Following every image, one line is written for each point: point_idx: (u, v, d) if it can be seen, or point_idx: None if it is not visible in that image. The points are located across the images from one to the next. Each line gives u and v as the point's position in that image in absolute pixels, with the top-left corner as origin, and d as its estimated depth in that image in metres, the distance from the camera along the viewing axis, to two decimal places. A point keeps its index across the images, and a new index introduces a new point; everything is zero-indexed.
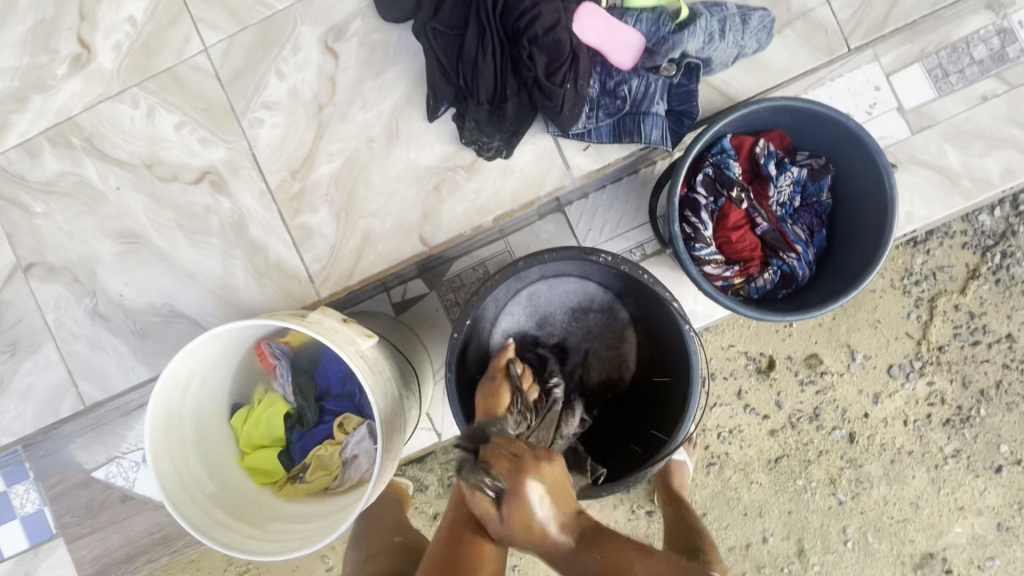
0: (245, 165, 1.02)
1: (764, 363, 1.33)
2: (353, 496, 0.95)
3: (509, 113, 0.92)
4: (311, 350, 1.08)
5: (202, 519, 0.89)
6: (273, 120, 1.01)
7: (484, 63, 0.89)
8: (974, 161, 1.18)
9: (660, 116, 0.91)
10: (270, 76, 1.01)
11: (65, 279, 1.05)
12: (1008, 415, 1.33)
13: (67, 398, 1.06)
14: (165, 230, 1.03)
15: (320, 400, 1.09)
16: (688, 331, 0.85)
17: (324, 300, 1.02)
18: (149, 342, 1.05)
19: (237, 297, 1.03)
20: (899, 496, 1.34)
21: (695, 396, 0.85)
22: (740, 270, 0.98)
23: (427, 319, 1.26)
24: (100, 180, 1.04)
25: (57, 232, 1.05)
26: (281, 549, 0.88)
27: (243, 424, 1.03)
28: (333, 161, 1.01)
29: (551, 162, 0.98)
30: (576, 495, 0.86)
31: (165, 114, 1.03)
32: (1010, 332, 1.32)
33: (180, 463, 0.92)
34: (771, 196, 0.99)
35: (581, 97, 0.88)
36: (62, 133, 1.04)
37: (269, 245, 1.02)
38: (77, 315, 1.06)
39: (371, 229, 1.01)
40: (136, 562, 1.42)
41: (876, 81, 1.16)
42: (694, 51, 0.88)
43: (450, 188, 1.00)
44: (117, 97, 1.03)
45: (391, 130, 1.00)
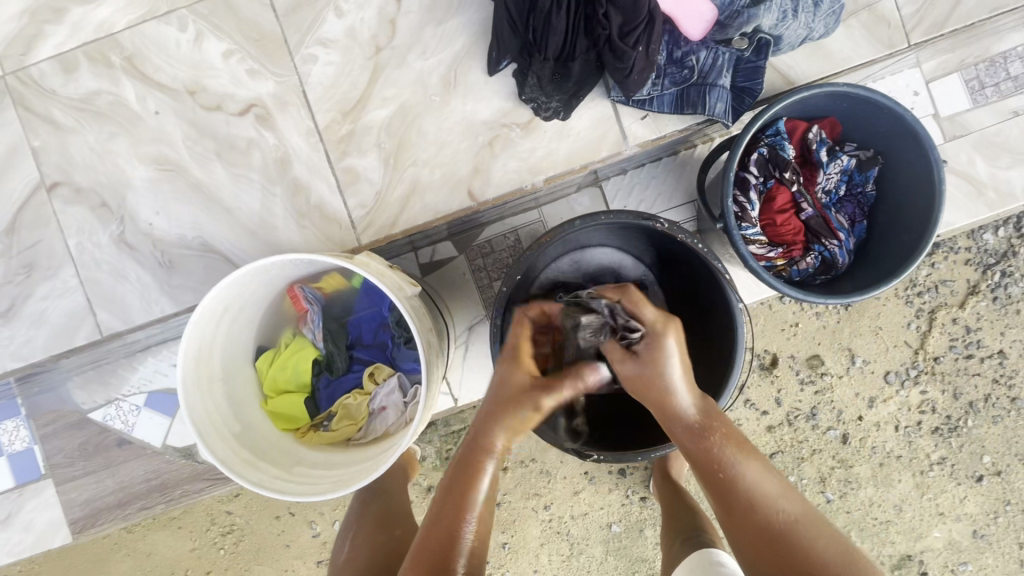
0: (294, 101, 0.99)
1: (768, 360, 1.37)
2: (384, 446, 0.94)
3: (575, 73, 0.91)
4: (343, 299, 1.06)
5: (230, 457, 0.87)
6: (328, 57, 0.99)
7: (557, 17, 0.87)
8: (1000, 173, 1.21)
9: (726, 89, 0.92)
10: (328, 12, 0.98)
11: (91, 202, 1.01)
12: (994, 427, 1.38)
13: (83, 327, 1.02)
14: (203, 161, 1.00)
15: (350, 348, 1.07)
16: (738, 303, 0.86)
17: (365, 247, 1.00)
18: (176, 275, 1.01)
19: (274, 236, 1.00)
20: (884, 498, 1.39)
21: (738, 366, 0.85)
22: (782, 252, 1.00)
23: (455, 282, 1.25)
24: (137, 103, 1.00)
25: (87, 153, 1.00)
26: (311, 491, 0.86)
27: (268, 366, 1.01)
28: (385, 106, 0.99)
29: (608, 127, 0.98)
30: (613, 457, 0.86)
31: (214, 40, 0.99)
32: (1002, 348, 1.36)
33: (208, 397, 0.89)
34: (818, 182, 1.00)
35: (651, 62, 0.88)
36: (101, 50, 0.99)
37: (312, 186, 1.00)
38: (101, 241, 1.01)
39: (418, 179, 0.99)
40: (128, 508, 1.37)
41: (915, 87, 1.19)
42: (767, 27, 0.88)
43: (503, 145, 0.99)
44: (163, 17, 0.99)
45: (449, 81, 0.98)
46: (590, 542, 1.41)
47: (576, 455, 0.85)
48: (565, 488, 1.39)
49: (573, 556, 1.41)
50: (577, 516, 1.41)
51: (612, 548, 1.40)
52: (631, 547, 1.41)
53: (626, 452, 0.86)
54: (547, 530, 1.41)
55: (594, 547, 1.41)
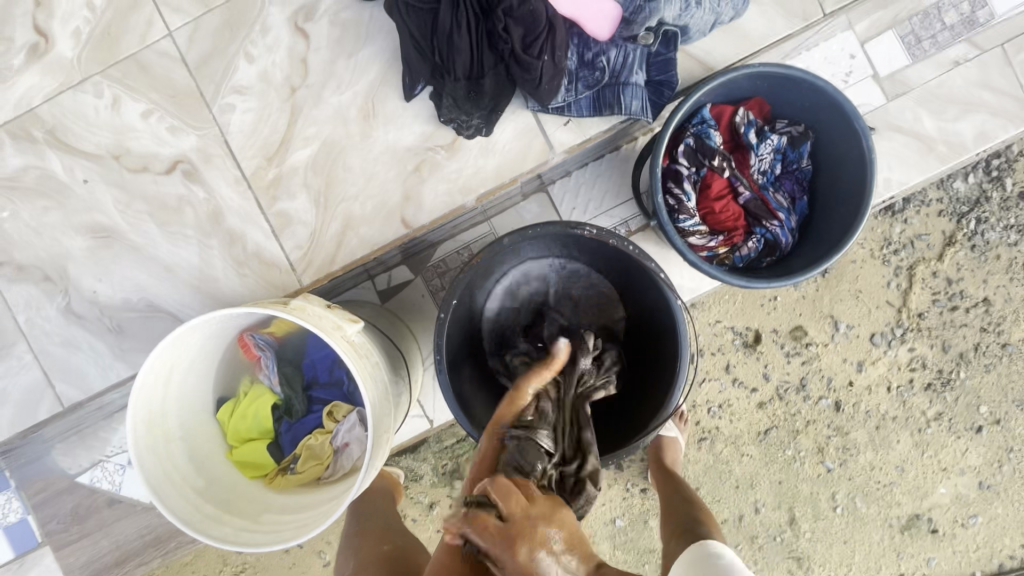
0: (218, 152, 0.99)
1: (751, 338, 1.35)
2: (347, 483, 0.94)
3: (487, 89, 0.91)
4: (296, 340, 1.06)
5: (193, 515, 0.87)
6: (244, 104, 0.98)
7: (459, 37, 0.87)
8: (949, 125, 1.18)
9: (640, 86, 0.91)
10: (239, 59, 0.98)
11: (35, 278, 1.02)
12: (987, 376, 1.36)
13: (44, 401, 1.03)
14: (138, 223, 1.00)
15: (308, 389, 1.09)
16: (676, 302, 0.85)
17: (307, 287, 1.00)
18: (127, 338, 1.02)
19: (217, 290, 1.01)
20: (885, 461, 1.38)
21: (685, 364, 0.85)
22: (724, 239, 0.99)
23: (414, 306, 1.25)
24: (66, 174, 1.00)
25: (24, 230, 1.01)
26: (275, 540, 0.87)
27: (228, 417, 1.01)
28: (309, 145, 0.98)
29: (532, 138, 0.97)
30: None
31: (130, 102, 0.99)
32: (986, 296, 1.34)
33: (166, 459, 0.89)
34: (752, 164, 0.99)
35: (560, 69, 0.87)
36: (22, 126, 1.00)
37: (247, 234, 1.00)
38: (50, 314, 1.02)
39: (351, 213, 0.99)
40: (129, 565, 1.39)
41: (851, 50, 1.16)
42: (671, 18, 0.87)
43: (431, 169, 0.98)
44: (78, 85, 0.99)
45: (368, 111, 0.98)
46: (596, 539, 1.41)
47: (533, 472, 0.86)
48: None
49: None
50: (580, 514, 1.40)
51: (618, 541, 1.40)
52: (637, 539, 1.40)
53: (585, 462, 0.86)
54: None
55: (600, 543, 1.41)
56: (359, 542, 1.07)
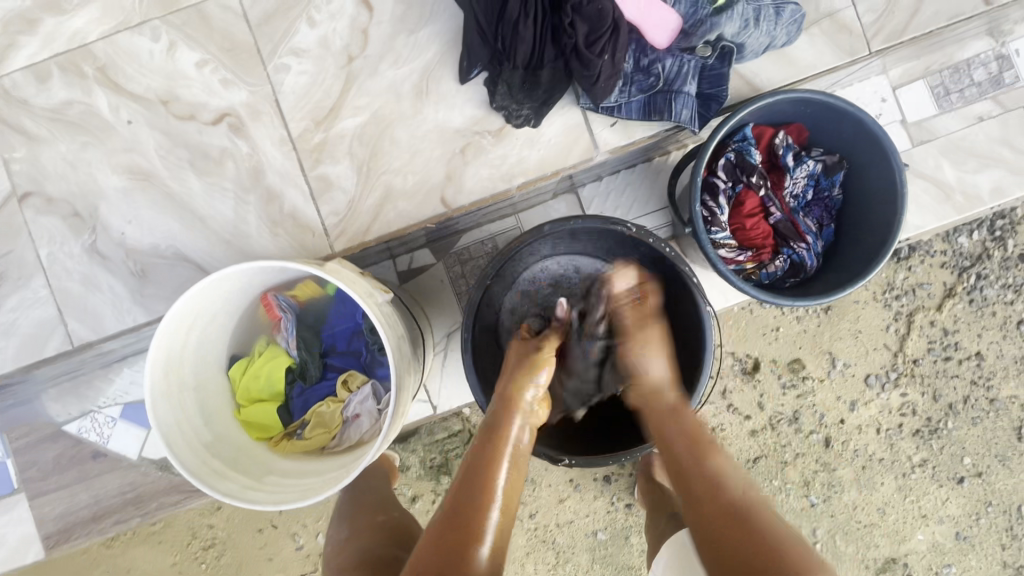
0: (267, 110, 1.00)
1: (750, 365, 1.37)
2: (355, 454, 0.93)
3: (544, 80, 0.93)
4: (318, 307, 1.06)
5: (199, 467, 0.86)
6: (301, 66, 0.99)
7: (524, 27, 0.89)
8: (967, 177, 1.23)
9: (691, 96, 0.93)
10: (301, 22, 0.99)
11: (63, 212, 1.01)
12: (973, 428, 1.39)
13: (54, 337, 1.01)
14: (176, 170, 1.00)
15: (324, 356, 1.08)
16: (707, 309, 0.87)
17: (338, 254, 1.00)
18: (149, 284, 1.01)
19: (248, 247, 1.01)
20: (868, 501, 1.40)
21: (708, 370, 0.87)
22: (752, 255, 1.01)
23: (433, 290, 1.26)
24: (111, 113, 1.00)
25: (59, 163, 1.00)
26: (281, 500, 0.85)
27: (240, 375, 1.00)
28: (358, 115, 0.99)
29: (578, 135, 0.99)
30: (584, 462, 0.87)
31: (186, 50, 1.00)
32: (979, 349, 1.38)
33: (178, 406, 0.88)
34: (786, 186, 1.02)
35: (617, 70, 0.90)
36: (74, 61, 1.00)
37: (285, 194, 1.00)
38: (73, 251, 1.01)
39: (392, 186, 1.00)
40: (104, 522, 1.35)
41: (882, 93, 1.21)
42: (730, 34, 0.90)
43: (476, 153, 1.00)
44: (136, 28, 1.00)
45: (421, 89, 0.99)
46: (575, 551, 1.39)
47: (547, 460, 0.86)
48: (548, 495, 1.38)
49: (560, 564, 1.39)
50: (561, 524, 1.39)
51: (597, 555, 1.39)
52: (616, 554, 1.39)
53: (598, 457, 0.87)
54: (533, 538, 1.40)
55: (579, 555, 1.39)
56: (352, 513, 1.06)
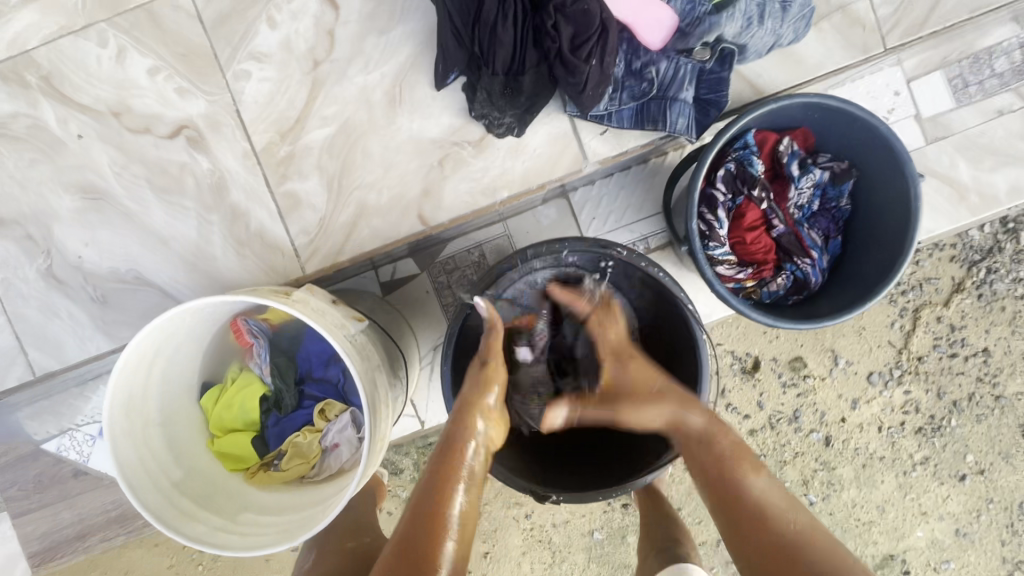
0: (227, 122, 0.92)
1: (749, 363, 1.33)
2: (332, 488, 0.89)
3: (525, 87, 0.84)
4: (292, 330, 1.00)
5: (166, 510, 0.81)
6: (262, 73, 0.91)
7: (503, 29, 0.81)
8: (983, 175, 1.14)
9: (688, 103, 0.85)
10: (260, 23, 0.91)
11: (15, 235, 0.94)
12: (977, 426, 1.34)
13: (14, 367, 0.96)
14: (133, 188, 0.93)
15: (299, 383, 1.02)
16: (702, 335, 0.80)
17: (309, 276, 0.94)
18: (111, 310, 0.95)
19: (213, 269, 0.94)
20: (868, 499, 1.36)
21: (704, 400, 0.81)
22: (752, 272, 0.94)
23: (417, 301, 1.20)
24: (59, 127, 0.92)
25: (7, 182, 0.93)
26: (253, 544, 0.81)
27: (212, 405, 0.95)
28: (326, 124, 0.92)
29: (565, 144, 0.91)
30: (573, 497, 0.81)
31: (137, 56, 0.91)
32: (986, 346, 1.32)
33: (142, 446, 0.83)
34: (791, 197, 0.94)
35: (607, 76, 0.82)
36: (15, 70, 0.92)
37: (251, 212, 0.93)
38: (29, 276, 0.95)
39: (366, 202, 0.93)
40: (90, 539, 1.33)
41: (895, 86, 1.11)
42: (731, 35, 0.81)
43: (455, 165, 0.92)
44: (80, 32, 0.91)
45: (393, 96, 0.91)
46: (571, 550, 1.37)
47: (533, 497, 0.81)
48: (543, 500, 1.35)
49: (555, 563, 1.37)
50: (557, 524, 1.37)
51: (594, 556, 1.36)
52: (613, 553, 1.36)
53: (587, 493, 0.81)
54: (528, 539, 1.37)
55: (575, 555, 1.37)
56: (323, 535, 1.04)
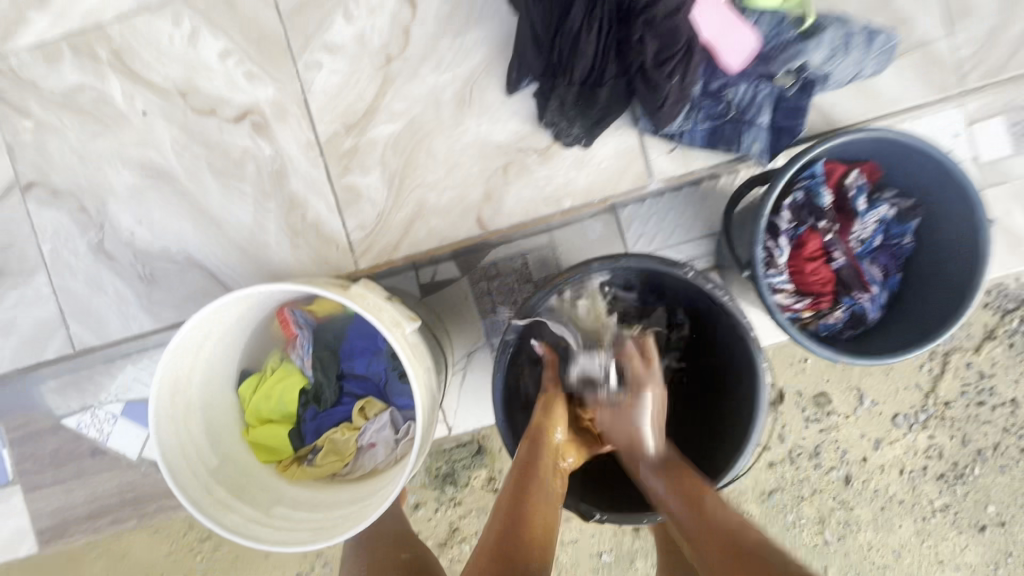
0: (294, 110, 0.91)
1: (775, 396, 1.28)
2: (367, 489, 0.87)
3: (601, 99, 0.83)
4: (336, 324, 0.99)
5: (202, 497, 0.80)
6: (334, 65, 0.91)
7: (586, 40, 0.80)
8: None
9: (764, 128, 0.84)
10: (336, 16, 0.90)
11: (69, 206, 0.93)
12: (1001, 476, 1.29)
13: (53, 339, 0.95)
14: (193, 169, 0.92)
15: (341, 379, 1.00)
16: (762, 363, 0.79)
17: (362, 272, 0.93)
18: (158, 290, 0.94)
19: (264, 255, 0.93)
20: (883, 542, 1.32)
21: (759, 429, 0.79)
22: (810, 303, 0.94)
23: (456, 305, 1.18)
24: (124, 102, 0.92)
25: (67, 152, 0.93)
26: (288, 540, 0.79)
27: (251, 393, 0.94)
28: (393, 121, 0.91)
29: (632, 159, 0.90)
30: (620, 518, 0.80)
31: (210, 38, 0.91)
32: (1015, 396, 1.28)
33: (183, 429, 0.82)
34: (854, 231, 0.93)
35: (685, 95, 0.81)
36: (87, 42, 0.91)
37: (309, 202, 0.92)
38: (79, 248, 0.94)
39: (426, 201, 0.92)
40: (100, 521, 1.30)
41: (955, 129, 1.02)
42: (815, 64, 0.83)
43: (519, 172, 0.91)
44: (156, 10, 0.91)
45: (463, 98, 0.90)
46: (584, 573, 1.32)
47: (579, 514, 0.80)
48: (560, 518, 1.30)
49: None
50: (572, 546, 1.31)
51: None
52: None
53: (634, 514, 0.80)
54: None
55: None
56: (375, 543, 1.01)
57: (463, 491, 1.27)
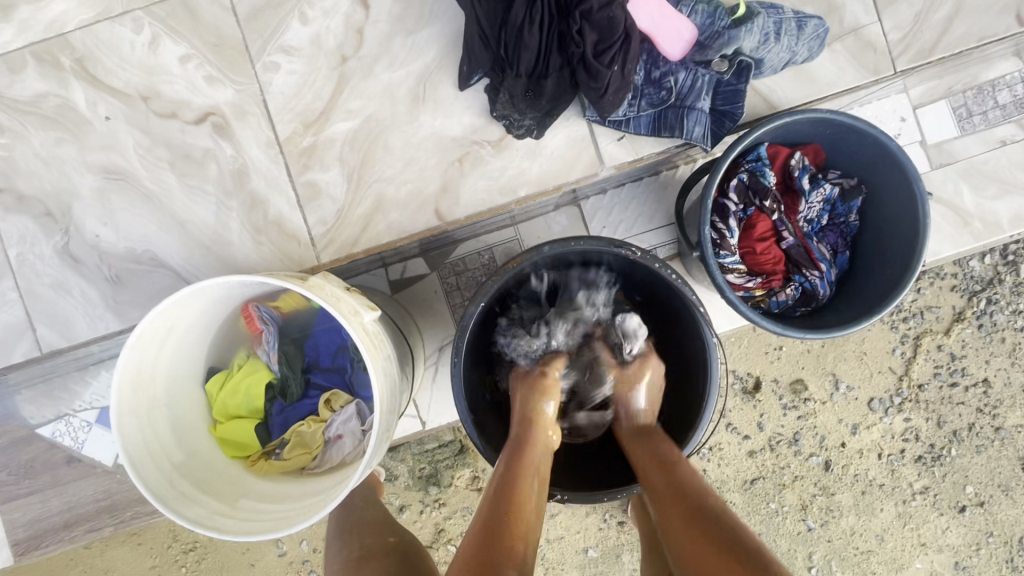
0: (253, 111, 0.94)
1: (750, 384, 1.29)
2: (333, 479, 0.88)
3: (548, 90, 0.87)
4: (301, 319, 1.01)
5: (167, 491, 0.81)
6: (291, 66, 0.94)
7: (529, 33, 0.83)
8: (987, 204, 1.10)
9: (704, 112, 0.88)
10: (292, 19, 0.93)
11: (35, 211, 0.95)
12: (977, 457, 1.31)
13: (21, 342, 0.96)
14: (156, 171, 0.94)
15: (306, 371, 1.03)
16: (711, 338, 0.81)
17: (324, 265, 0.95)
18: (124, 291, 0.96)
19: (228, 253, 0.95)
20: (867, 527, 1.33)
21: (712, 404, 0.80)
22: (762, 282, 0.96)
23: (424, 301, 1.19)
24: (87, 108, 0.94)
25: (31, 159, 0.95)
26: (253, 530, 0.80)
27: (218, 390, 0.95)
28: (351, 118, 0.94)
29: (583, 148, 0.93)
30: (578, 497, 0.81)
31: (171, 45, 0.94)
32: (987, 376, 1.29)
33: (147, 424, 0.83)
34: (800, 211, 0.96)
35: (627, 83, 0.85)
36: (49, 52, 0.94)
37: (270, 200, 0.94)
38: (45, 252, 0.96)
39: (385, 195, 0.94)
40: (76, 530, 1.29)
41: (902, 112, 1.08)
42: (749, 49, 0.86)
43: (474, 163, 0.94)
44: (117, 19, 0.94)
45: (417, 94, 0.93)
46: (565, 568, 1.31)
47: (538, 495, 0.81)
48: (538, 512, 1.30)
49: None
50: (552, 539, 1.31)
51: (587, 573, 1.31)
52: (608, 573, 1.31)
53: (593, 492, 0.81)
54: None
55: (568, 572, 1.31)
56: (357, 531, 1.02)
57: (446, 492, 1.32)
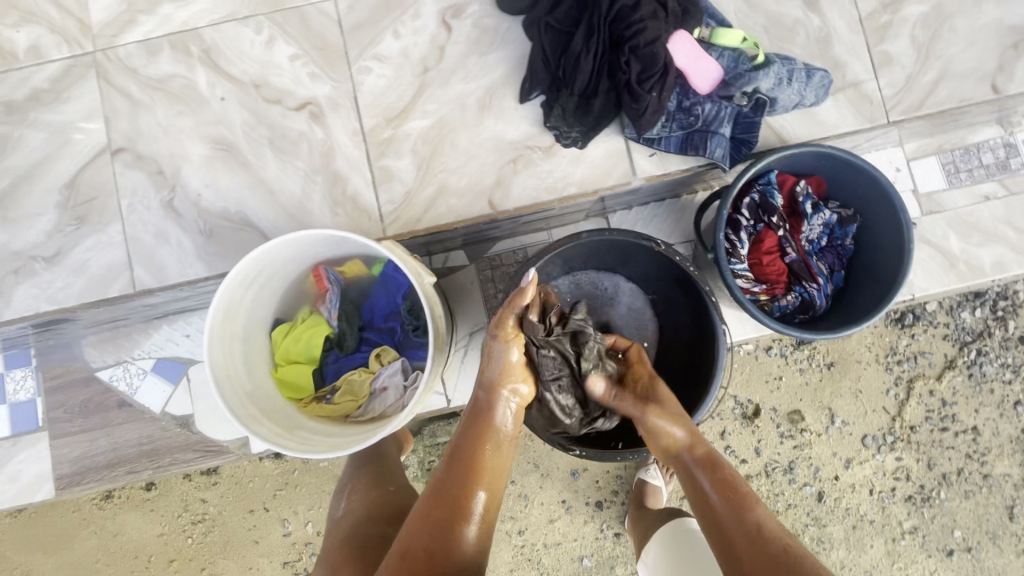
0: (345, 103, 1.12)
1: (750, 411, 1.37)
2: (378, 423, 1.00)
3: (595, 109, 1.04)
4: (362, 283, 1.15)
5: (239, 410, 0.93)
6: (381, 70, 1.12)
7: (585, 60, 1.01)
8: (971, 250, 1.25)
9: (725, 137, 1.06)
10: (386, 34, 1.13)
11: (149, 169, 1.12)
12: (965, 501, 1.37)
13: (119, 279, 1.11)
14: (256, 145, 1.12)
15: (360, 329, 1.15)
16: (721, 329, 0.94)
17: (389, 237, 1.10)
18: (213, 243, 1.11)
19: (308, 219, 1.11)
20: (856, 562, 1.38)
21: (717, 384, 0.93)
22: (766, 288, 1.10)
23: (462, 290, 1.32)
24: (207, 89, 1.13)
25: (153, 126, 1.12)
26: (308, 450, 0.92)
27: (282, 337, 1.08)
28: (425, 118, 1.11)
29: (619, 159, 1.10)
30: (596, 455, 0.95)
31: (284, 45, 1.13)
32: (976, 424, 1.37)
33: (227, 351, 0.95)
34: (803, 231, 1.11)
35: (662, 107, 1.02)
36: (183, 41, 1.13)
37: (349, 178, 1.11)
38: (152, 204, 1.11)
39: (447, 182, 1.10)
40: (115, 471, 1.32)
41: (897, 163, 1.24)
42: (765, 88, 1.04)
43: (525, 164, 1.10)
44: (242, 20, 1.13)
45: (484, 103, 1.11)
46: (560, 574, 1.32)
47: (559, 448, 0.95)
48: (539, 515, 1.32)
49: None
50: (549, 544, 1.33)
51: None
52: None
53: (608, 452, 0.95)
54: (519, 555, 1.33)
55: None
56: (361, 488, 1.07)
57: None
